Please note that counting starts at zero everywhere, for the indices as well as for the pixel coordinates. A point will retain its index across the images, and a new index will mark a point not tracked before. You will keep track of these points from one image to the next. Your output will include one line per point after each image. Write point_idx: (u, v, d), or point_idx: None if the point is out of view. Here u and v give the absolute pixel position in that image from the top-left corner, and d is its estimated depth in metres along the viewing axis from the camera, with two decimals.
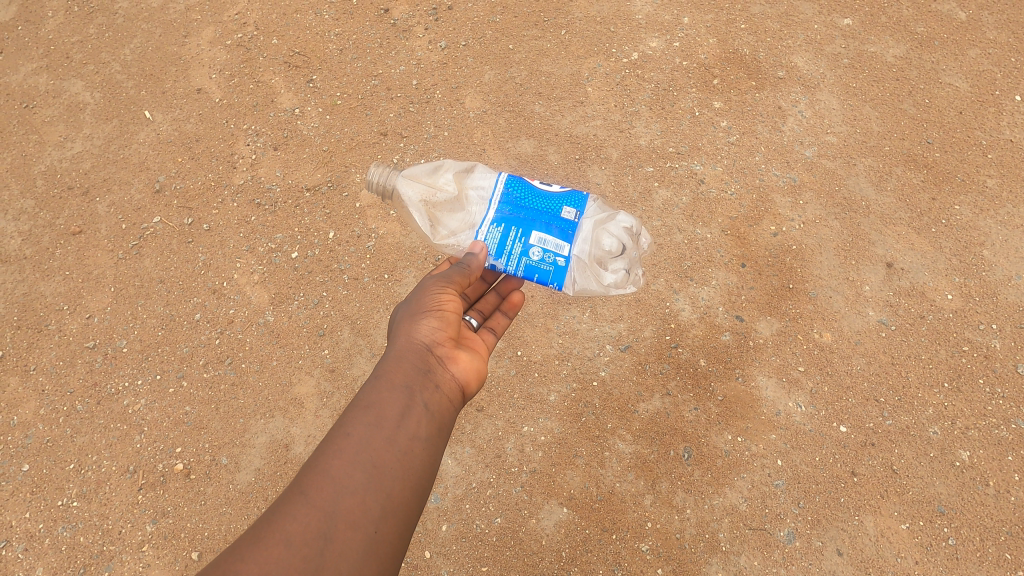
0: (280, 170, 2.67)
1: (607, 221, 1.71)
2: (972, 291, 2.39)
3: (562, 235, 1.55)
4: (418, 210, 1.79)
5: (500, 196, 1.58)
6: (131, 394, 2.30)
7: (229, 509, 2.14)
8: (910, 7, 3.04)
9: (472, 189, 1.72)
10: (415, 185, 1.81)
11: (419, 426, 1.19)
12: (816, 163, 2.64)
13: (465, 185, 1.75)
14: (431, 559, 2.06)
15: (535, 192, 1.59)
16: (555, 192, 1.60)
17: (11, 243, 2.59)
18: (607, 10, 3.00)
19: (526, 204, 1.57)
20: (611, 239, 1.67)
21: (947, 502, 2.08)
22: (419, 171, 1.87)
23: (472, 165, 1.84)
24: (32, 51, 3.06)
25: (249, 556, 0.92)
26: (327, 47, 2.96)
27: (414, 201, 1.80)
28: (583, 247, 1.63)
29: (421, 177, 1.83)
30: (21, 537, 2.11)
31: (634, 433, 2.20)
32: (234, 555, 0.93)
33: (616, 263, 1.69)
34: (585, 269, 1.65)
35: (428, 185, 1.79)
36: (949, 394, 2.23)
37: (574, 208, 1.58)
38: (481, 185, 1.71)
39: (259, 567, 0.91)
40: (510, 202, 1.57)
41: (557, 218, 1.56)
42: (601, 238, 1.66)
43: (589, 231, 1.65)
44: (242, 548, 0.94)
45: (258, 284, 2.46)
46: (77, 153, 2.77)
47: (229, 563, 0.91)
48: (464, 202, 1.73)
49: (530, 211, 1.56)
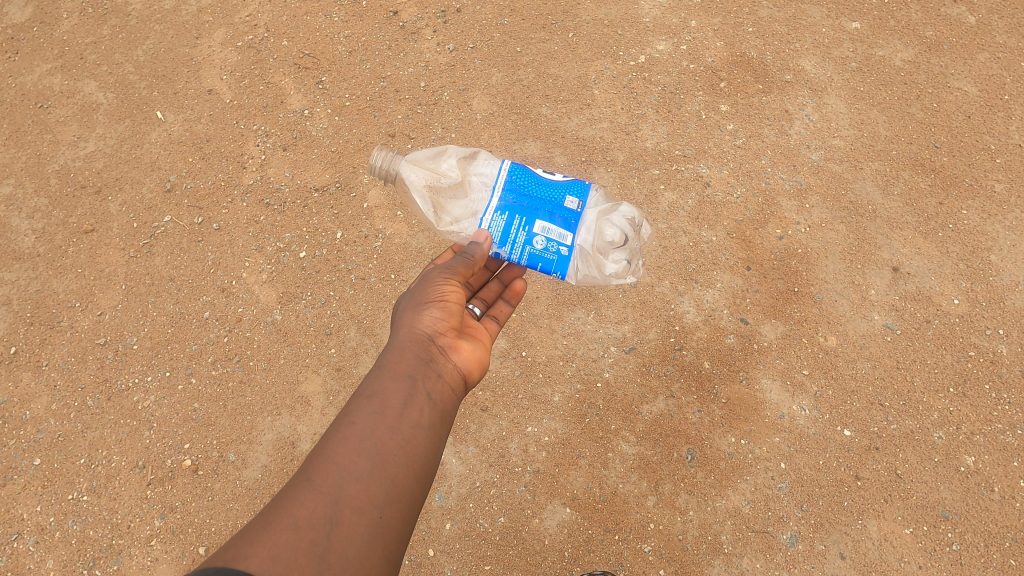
0: (289, 170, 2.70)
1: (609, 211, 1.71)
2: (979, 296, 2.39)
3: (566, 225, 1.57)
4: (422, 195, 1.79)
5: (503, 183, 1.58)
6: (141, 390, 2.34)
7: (236, 505, 2.16)
8: (919, 11, 3.03)
9: (475, 175, 1.73)
10: (419, 170, 1.81)
11: (423, 414, 1.21)
12: (823, 167, 2.64)
13: (468, 171, 1.74)
14: (434, 557, 2.08)
15: (538, 181, 1.60)
16: (558, 181, 1.62)
17: (25, 241, 2.64)
18: (615, 13, 3.01)
19: (529, 192, 1.58)
20: (613, 230, 1.68)
21: (952, 507, 2.07)
22: (423, 157, 1.87)
23: (476, 151, 1.83)
24: (47, 52, 3.11)
25: (258, 540, 0.94)
26: (336, 49, 2.99)
27: (417, 186, 1.80)
28: (587, 237, 1.64)
29: (425, 162, 1.83)
30: (32, 530, 2.15)
31: (638, 434, 2.20)
32: (244, 539, 0.94)
33: (618, 254, 1.69)
34: (587, 258, 1.66)
35: (432, 171, 1.79)
36: (954, 399, 2.22)
37: (576, 198, 1.60)
38: (483, 172, 1.72)
39: (268, 550, 0.92)
40: (514, 189, 1.58)
41: (560, 207, 1.58)
42: (603, 228, 1.67)
43: (592, 221, 1.65)
44: (251, 532, 0.96)
45: (266, 283, 2.48)
46: (91, 153, 2.81)
47: (238, 547, 0.93)
48: (467, 188, 1.73)
49: (533, 199, 1.57)
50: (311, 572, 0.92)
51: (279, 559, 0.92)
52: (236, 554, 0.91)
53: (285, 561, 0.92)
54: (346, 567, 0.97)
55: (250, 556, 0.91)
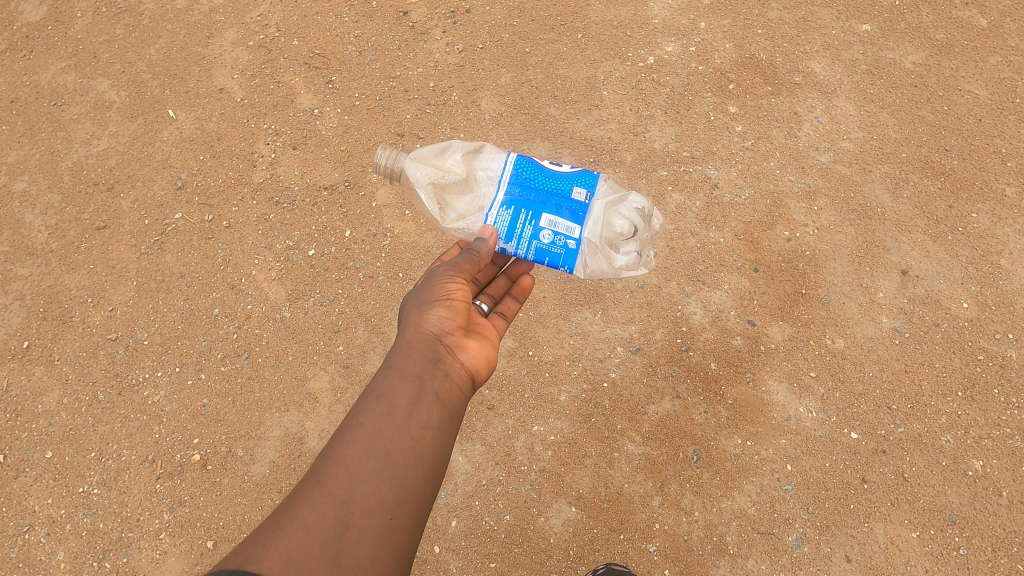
0: (298, 169, 2.72)
1: (618, 202, 1.71)
2: (988, 300, 2.38)
3: (573, 217, 1.57)
4: (426, 191, 1.79)
5: (509, 177, 1.60)
6: (150, 385, 2.36)
7: (244, 500, 2.18)
8: (930, 13, 3.02)
9: (481, 170, 1.74)
10: (424, 167, 1.81)
11: (431, 414, 1.22)
12: (832, 169, 2.63)
13: (472, 166, 1.76)
14: (440, 554, 2.09)
15: (544, 174, 1.61)
16: (565, 173, 1.62)
17: (38, 236, 2.67)
18: (624, 15, 3.02)
19: (536, 185, 1.59)
20: (622, 221, 1.69)
21: (959, 511, 2.06)
22: (428, 154, 1.87)
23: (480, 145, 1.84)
24: (61, 50, 3.14)
25: (269, 543, 0.94)
26: (346, 48, 3.01)
27: (422, 183, 1.80)
28: (595, 229, 1.63)
29: (430, 159, 1.83)
30: (44, 522, 2.17)
31: (644, 434, 2.21)
32: (254, 542, 0.95)
33: (628, 246, 1.70)
34: (597, 251, 1.65)
35: (437, 168, 1.80)
36: (962, 403, 2.21)
37: (584, 189, 1.60)
38: (489, 166, 1.74)
39: (279, 554, 0.93)
40: (520, 183, 1.60)
41: (567, 199, 1.58)
42: (612, 220, 1.68)
43: (600, 212, 1.65)
44: (261, 536, 0.96)
45: (275, 281, 2.50)
46: (103, 151, 2.84)
47: (249, 550, 0.93)
48: (472, 183, 1.75)
49: (540, 192, 1.58)
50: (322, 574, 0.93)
51: (290, 562, 0.92)
52: (248, 558, 0.91)
53: (297, 564, 0.93)
54: (358, 569, 0.98)
55: (261, 559, 0.91)
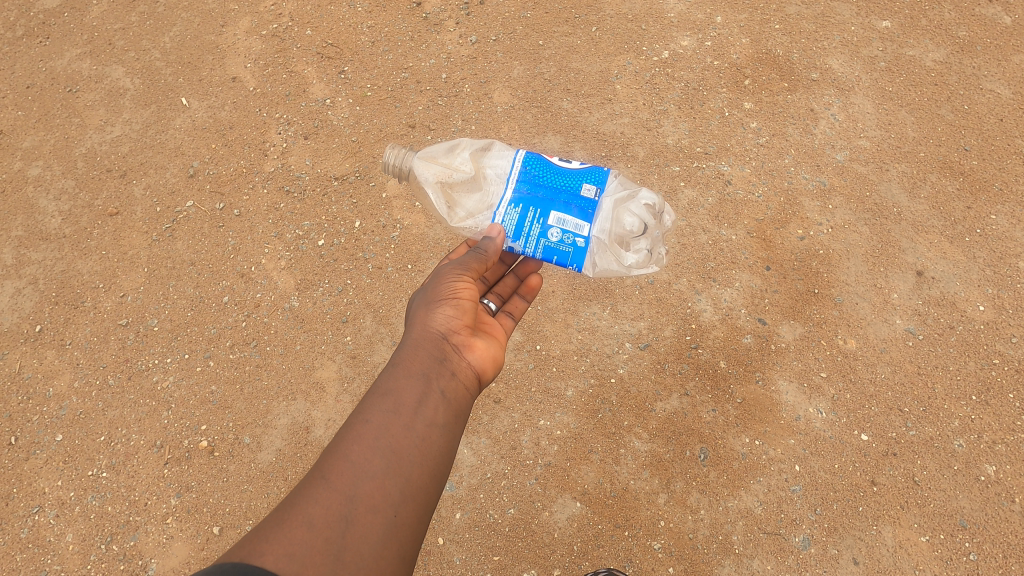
0: (309, 159, 2.72)
1: (627, 199, 1.69)
2: (1005, 302, 2.33)
3: (582, 214, 1.54)
4: (434, 190, 1.79)
5: (517, 175, 1.58)
6: (160, 371, 2.37)
7: (251, 487, 2.19)
8: (952, 10, 2.96)
9: (489, 167, 1.72)
10: (432, 166, 1.81)
11: (436, 413, 1.21)
12: (848, 167, 2.59)
13: (481, 164, 1.74)
14: (444, 546, 2.09)
15: (553, 170, 1.59)
16: (574, 169, 1.60)
17: (52, 222, 2.69)
18: (640, 8, 2.98)
19: (544, 182, 1.57)
20: (632, 218, 1.66)
21: (970, 517, 2.03)
22: (437, 152, 1.86)
23: (490, 143, 1.83)
24: (77, 38, 3.15)
25: (272, 538, 0.94)
26: (359, 39, 3.00)
27: (429, 182, 1.80)
28: (605, 226, 1.61)
29: (438, 157, 1.83)
30: (53, 504, 2.20)
31: (651, 431, 2.19)
32: (258, 537, 0.95)
33: (638, 243, 1.68)
34: (605, 249, 1.63)
35: (444, 166, 1.79)
36: (976, 407, 2.18)
37: (593, 185, 1.57)
38: (498, 164, 1.71)
39: (282, 549, 0.92)
40: (528, 180, 1.57)
41: (576, 197, 1.55)
42: (622, 217, 1.65)
43: (610, 210, 1.63)
44: (266, 530, 0.96)
45: (285, 270, 2.51)
46: (117, 137, 2.86)
47: (253, 544, 0.93)
48: (480, 181, 1.72)
49: (549, 189, 1.56)
50: (325, 571, 0.93)
51: (293, 557, 0.92)
52: (251, 551, 0.91)
53: (300, 560, 0.92)
54: (361, 565, 0.97)
55: (264, 554, 0.91)
